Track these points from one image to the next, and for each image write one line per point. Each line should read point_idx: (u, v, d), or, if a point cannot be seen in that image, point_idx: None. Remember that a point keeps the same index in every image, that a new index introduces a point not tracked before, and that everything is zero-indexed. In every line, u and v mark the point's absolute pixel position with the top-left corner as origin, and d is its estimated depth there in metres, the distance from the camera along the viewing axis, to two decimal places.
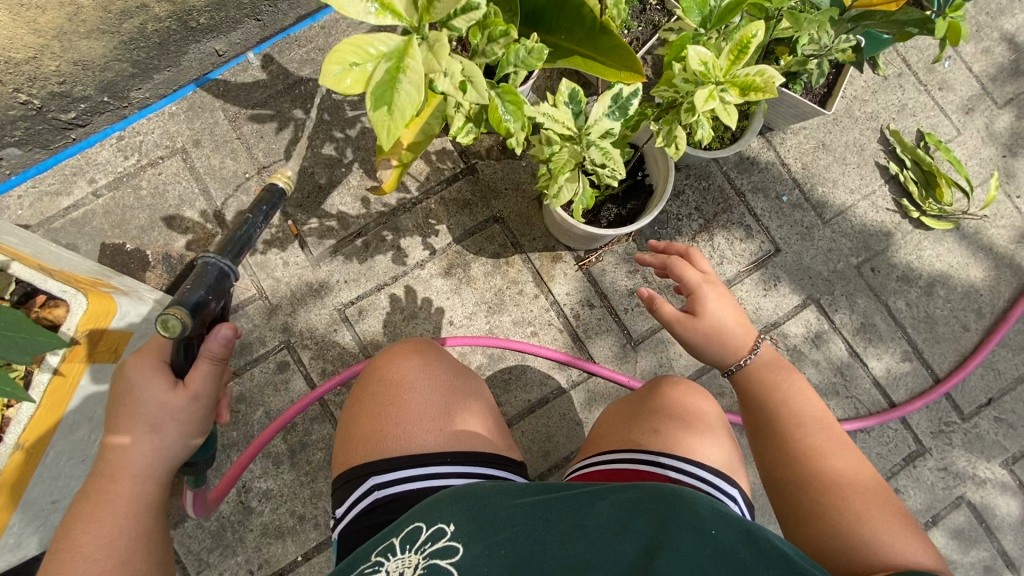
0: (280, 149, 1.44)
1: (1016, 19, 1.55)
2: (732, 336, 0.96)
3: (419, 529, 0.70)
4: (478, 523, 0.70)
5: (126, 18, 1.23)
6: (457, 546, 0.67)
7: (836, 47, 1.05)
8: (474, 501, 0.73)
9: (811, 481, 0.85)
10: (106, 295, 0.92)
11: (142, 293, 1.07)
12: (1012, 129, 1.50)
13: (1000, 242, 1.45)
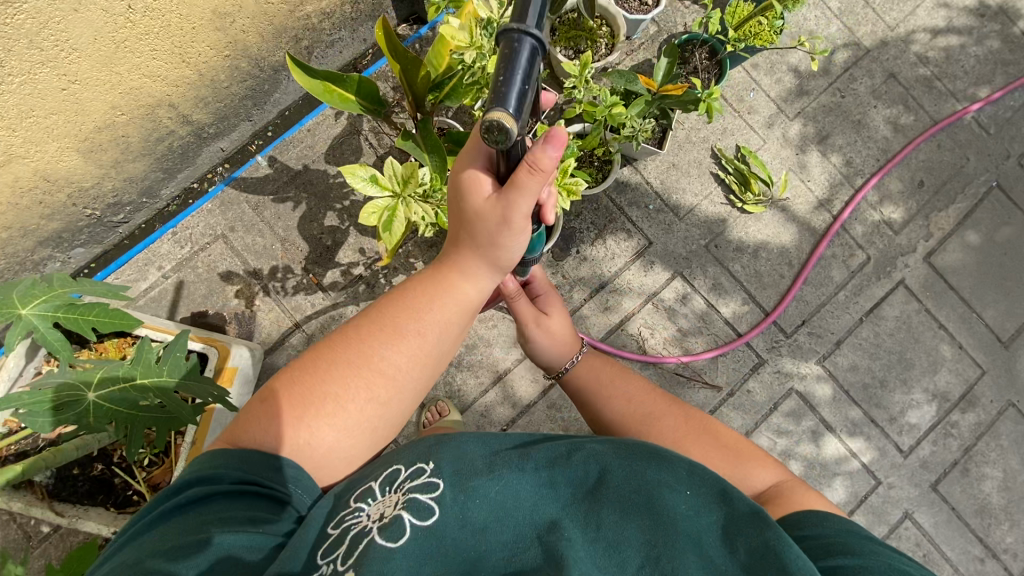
0: (294, 223, 1.98)
1: (798, 54, 2.19)
2: (565, 343, 1.47)
3: (400, 473, 0.88)
4: (456, 464, 0.87)
5: (161, 141, 1.80)
6: (437, 484, 0.83)
7: (643, 128, 1.65)
8: (467, 450, 0.92)
9: (649, 423, 1.22)
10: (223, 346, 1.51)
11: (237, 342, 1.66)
12: (802, 133, 2.15)
13: (801, 213, 2.11)
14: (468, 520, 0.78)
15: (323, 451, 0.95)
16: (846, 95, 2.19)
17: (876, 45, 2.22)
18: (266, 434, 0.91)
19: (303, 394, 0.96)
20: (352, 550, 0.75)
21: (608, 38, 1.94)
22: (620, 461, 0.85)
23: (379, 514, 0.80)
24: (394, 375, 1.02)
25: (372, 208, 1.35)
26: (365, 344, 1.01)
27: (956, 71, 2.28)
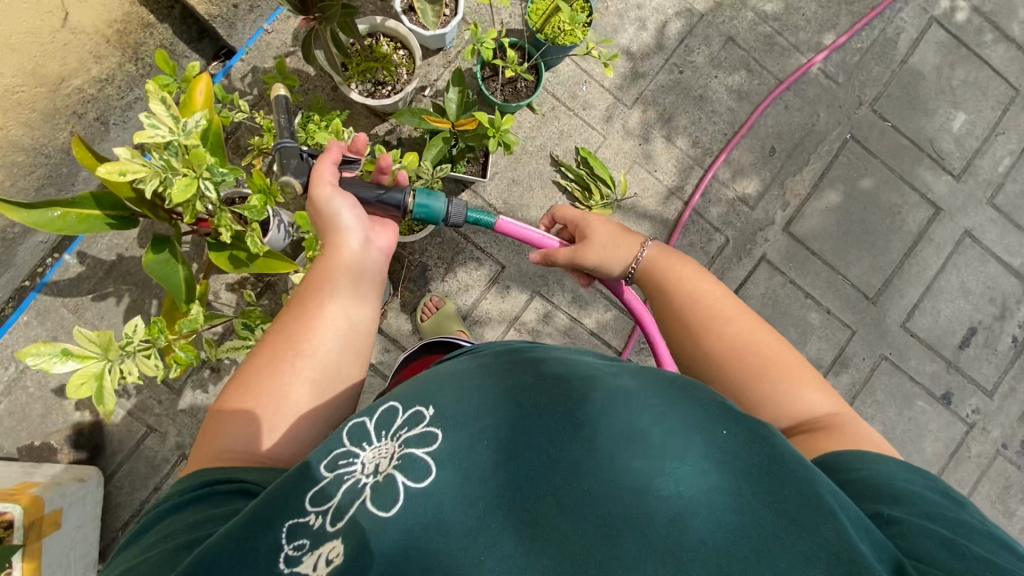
0: (121, 319, 1.86)
1: (627, 33, 2.03)
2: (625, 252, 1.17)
3: (398, 418, 0.75)
4: (454, 403, 0.73)
5: None
6: (435, 435, 0.69)
7: (436, 176, 1.59)
8: (438, 404, 0.74)
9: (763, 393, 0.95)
10: (35, 494, 1.45)
11: (60, 474, 1.60)
12: (643, 121, 2.04)
13: (653, 206, 2.03)
14: (467, 472, 0.64)
15: (266, 425, 0.91)
16: (684, 69, 2.06)
17: (710, 8, 2.08)
18: (219, 443, 0.88)
19: (239, 396, 0.94)
20: (341, 515, 0.64)
21: (406, 65, 1.78)
22: (646, 404, 0.70)
23: (372, 470, 0.69)
24: (303, 351, 0.99)
25: (78, 375, 1.10)
26: (284, 334, 1.01)
27: (802, 17, 2.13)
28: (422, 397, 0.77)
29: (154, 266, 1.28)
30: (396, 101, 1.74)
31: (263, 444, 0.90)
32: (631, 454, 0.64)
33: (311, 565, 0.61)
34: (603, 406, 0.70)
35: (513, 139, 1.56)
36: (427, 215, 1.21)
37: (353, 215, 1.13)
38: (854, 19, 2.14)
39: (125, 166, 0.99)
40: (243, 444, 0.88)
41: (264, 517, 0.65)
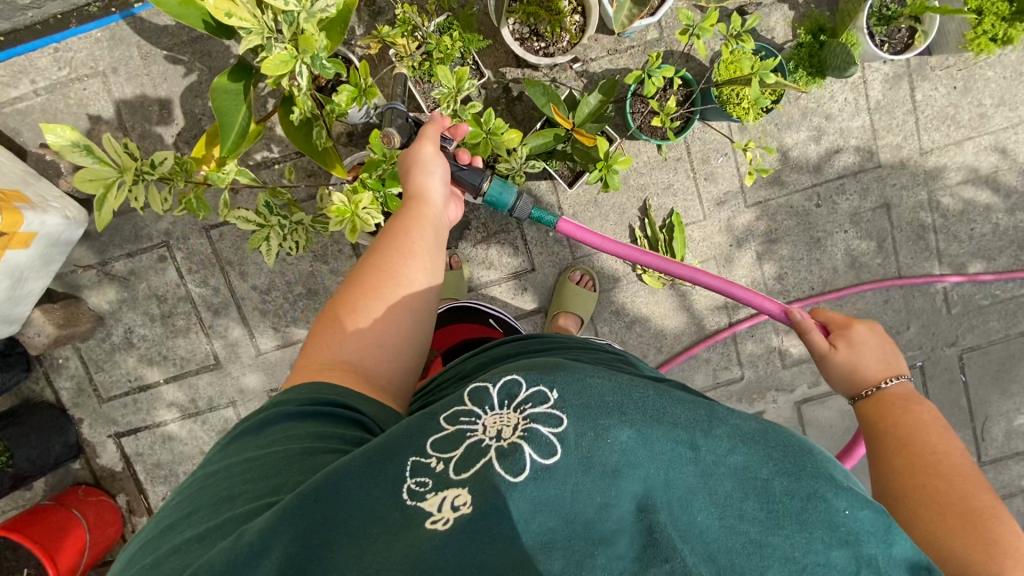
0: (179, 91, 1.82)
1: (797, 135, 1.83)
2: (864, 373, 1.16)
3: (521, 389, 0.77)
4: (581, 393, 0.74)
5: None
6: (561, 419, 0.71)
7: (523, 170, 1.45)
8: (565, 380, 0.76)
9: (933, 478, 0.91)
10: (17, 211, 1.46)
11: (50, 201, 1.60)
12: (748, 226, 1.88)
13: (698, 306, 1.94)
14: (594, 465, 0.68)
15: (374, 351, 1.02)
16: (821, 204, 1.87)
17: (890, 164, 1.85)
18: (326, 354, 1.00)
19: (340, 313, 1.05)
20: (467, 469, 0.71)
21: (572, 35, 1.59)
22: (769, 459, 0.72)
23: (496, 436, 0.73)
24: (396, 293, 1.07)
25: (89, 174, 1.12)
26: (369, 281, 1.07)
27: (971, 230, 1.90)
28: (547, 373, 0.79)
29: (220, 95, 1.19)
30: (539, 62, 1.56)
31: (368, 364, 1.01)
32: (750, 503, 0.68)
33: (436, 507, 0.69)
34: (729, 445, 0.72)
35: (616, 183, 1.43)
36: (496, 203, 1.37)
37: (441, 186, 1.20)
38: (1015, 265, 1.92)
39: (233, 8, 0.92)
40: (344, 356, 1.00)
41: (386, 454, 0.74)
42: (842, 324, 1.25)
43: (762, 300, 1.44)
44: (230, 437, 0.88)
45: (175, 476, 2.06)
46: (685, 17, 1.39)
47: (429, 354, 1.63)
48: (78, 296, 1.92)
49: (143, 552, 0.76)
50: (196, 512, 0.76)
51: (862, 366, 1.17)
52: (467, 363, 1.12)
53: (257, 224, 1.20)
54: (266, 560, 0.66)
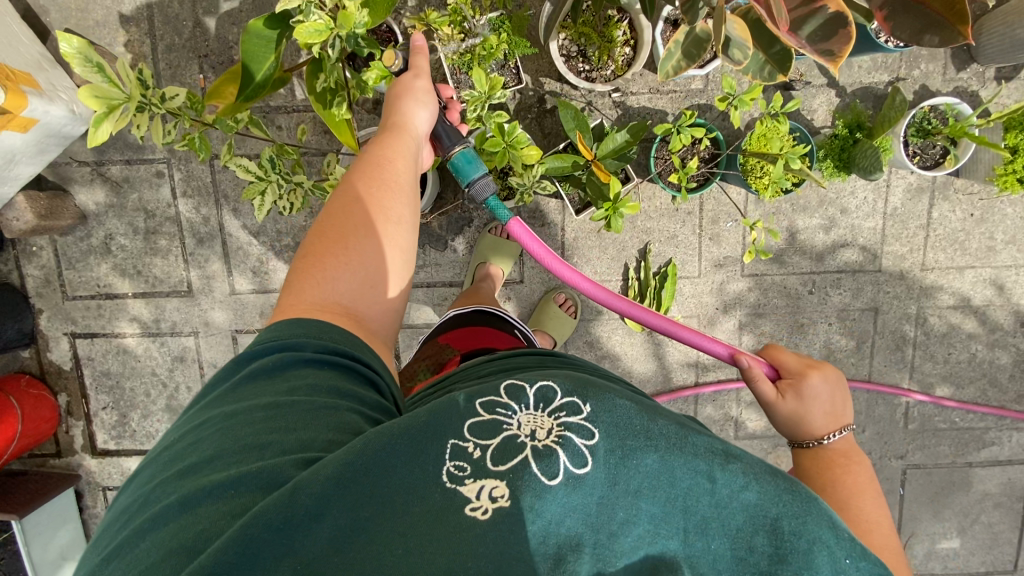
0: (218, 14, 1.78)
1: (808, 220, 1.83)
2: (811, 420, 1.09)
3: (555, 396, 0.79)
4: (614, 416, 0.76)
5: None
6: (594, 432, 0.74)
7: (533, 187, 1.45)
8: (598, 397, 0.78)
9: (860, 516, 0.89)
10: (22, 95, 1.43)
11: (60, 92, 1.57)
12: (739, 295, 1.89)
13: (670, 358, 1.96)
14: (618, 483, 0.71)
15: (361, 291, 1.04)
16: (814, 292, 1.89)
17: (890, 271, 1.87)
18: (316, 292, 1.00)
19: (329, 248, 1.04)
20: (502, 462, 0.72)
21: (618, 66, 1.58)
22: (779, 498, 0.73)
23: (530, 434, 0.75)
24: (384, 229, 1.09)
25: (96, 89, 1.12)
26: (345, 216, 1.07)
27: (949, 354, 1.92)
28: (581, 386, 0.81)
29: (251, 38, 1.16)
30: (579, 84, 1.56)
31: (357, 306, 1.03)
32: (757, 541, 0.70)
33: (474, 493, 0.70)
34: (743, 481, 0.73)
35: (617, 227, 1.42)
36: (459, 172, 1.27)
37: (427, 121, 1.23)
38: (980, 398, 1.95)
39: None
40: (335, 294, 1.01)
41: (423, 435, 0.73)
42: (795, 371, 1.16)
43: (708, 342, 1.30)
44: (238, 380, 0.85)
45: (121, 389, 2.05)
46: (730, 86, 1.33)
47: (444, 350, 1.46)
48: (67, 190, 1.89)
49: (159, 494, 0.72)
50: (219, 458, 0.73)
51: (810, 421, 1.08)
52: (480, 369, 1.07)
53: (256, 176, 1.19)
54: (318, 526, 0.65)
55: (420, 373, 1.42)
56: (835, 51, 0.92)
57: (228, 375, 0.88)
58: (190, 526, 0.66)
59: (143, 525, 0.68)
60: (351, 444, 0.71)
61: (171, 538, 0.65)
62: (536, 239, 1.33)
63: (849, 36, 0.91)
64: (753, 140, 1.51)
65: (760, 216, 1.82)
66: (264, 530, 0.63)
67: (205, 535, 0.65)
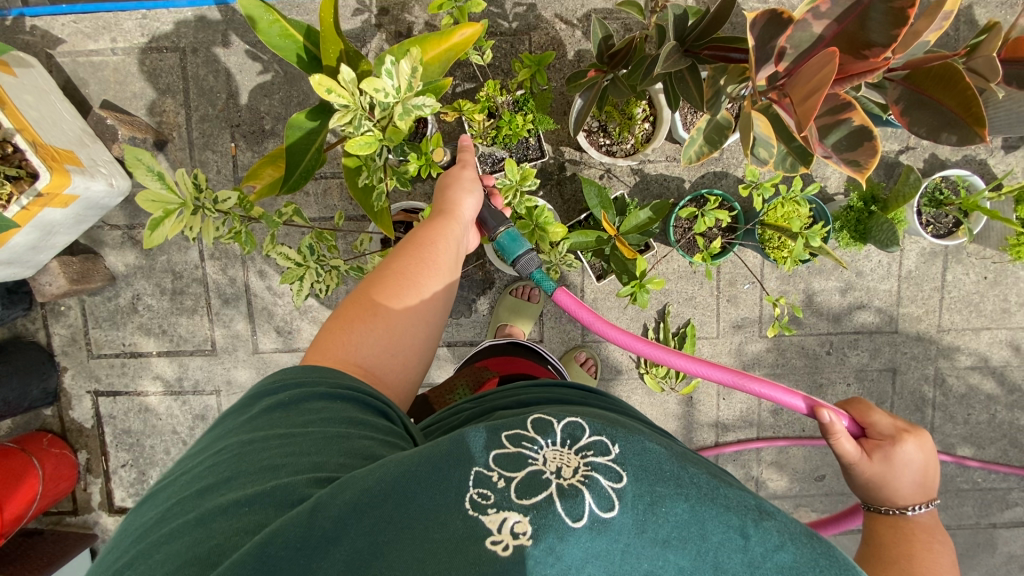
0: (250, 86, 1.86)
1: (826, 283, 1.86)
2: (898, 486, 1.04)
3: (583, 433, 0.73)
4: (644, 460, 0.70)
5: None
6: (621, 475, 0.68)
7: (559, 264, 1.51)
8: (628, 438, 0.72)
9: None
10: (66, 174, 1.54)
11: (100, 167, 1.68)
12: (757, 356, 1.91)
13: (690, 417, 1.97)
14: (645, 531, 0.64)
15: (384, 356, 0.99)
16: (831, 352, 1.90)
17: (907, 333, 1.89)
18: (341, 351, 0.97)
19: (358, 314, 1.01)
20: (528, 497, 0.67)
21: (637, 140, 1.62)
22: (817, 564, 0.65)
23: (555, 471, 0.69)
24: (415, 302, 1.04)
25: (153, 195, 1.21)
26: (380, 286, 1.04)
27: (967, 415, 1.93)
28: (612, 425, 0.75)
29: (293, 132, 1.21)
30: (601, 160, 1.60)
31: (379, 369, 0.99)
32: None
33: (496, 526, 0.65)
34: (777, 540, 0.65)
35: (643, 302, 1.49)
36: (503, 250, 1.29)
37: (474, 207, 1.19)
38: (1001, 457, 1.94)
39: (336, 85, 1.05)
40: (362, 358, 0.97)
41: (445, 464, 0.69)
42: (888, 434, 1.10)
43: (783, 393, 1.19)
44: (255, 411, 0.83)
45: (141, 447, 2.05)
46: (752, 174, 1.42)
47: (482, 371, 1.47)
48: (98, 252, 1.94)
49: (176, 510, 0.69)
50: (236, 478, 0.70)
51: (897, 487, 1.04)
52: (499, 398, 0.99)
53: (295, 262, 1.33)
54: (334, 550, 0.62)
55: (459, 391, 1.41)
56: (860, 163, 0.96)
57: (246, 406, 0.86)
58: (202, 539, 0.63)
59: (157, 538, 0.65)
60: (366, 474, 0.67)
61: (187, 549, 0.62)
62: (585, 307, 1.31)
63: (874, 149, 0.94)
64: (773, 214, 1.55)
65: (776, 280, 1.85)
66: (282, 550, 0.60)
67: (219, 550, 0.62)
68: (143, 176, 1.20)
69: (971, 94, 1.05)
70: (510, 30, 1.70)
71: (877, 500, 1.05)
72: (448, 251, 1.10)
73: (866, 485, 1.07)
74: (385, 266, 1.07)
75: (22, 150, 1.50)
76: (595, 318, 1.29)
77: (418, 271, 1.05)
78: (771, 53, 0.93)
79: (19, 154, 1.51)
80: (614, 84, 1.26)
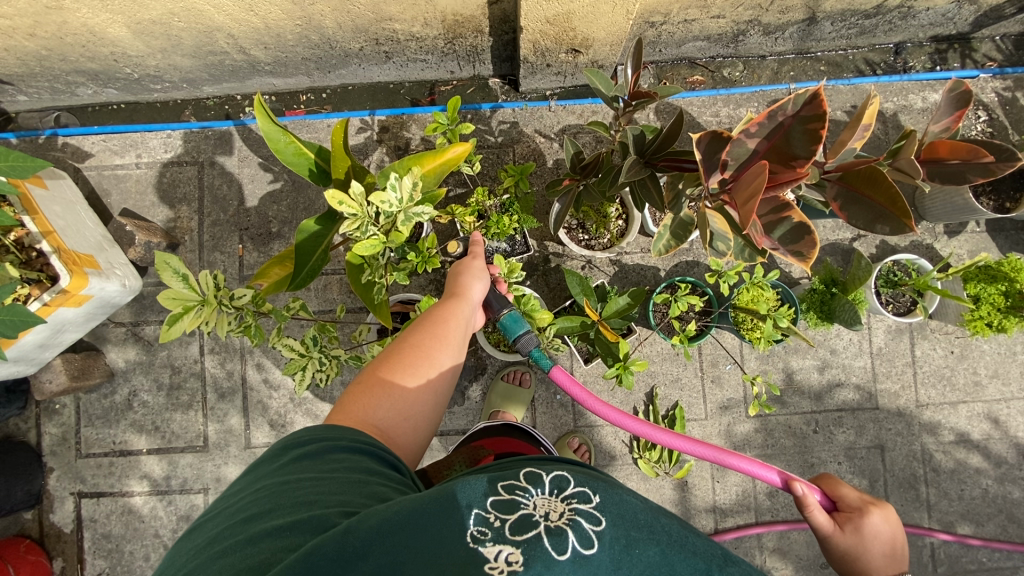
0: (261, 194, 2.04)
1: (803, 361, 1.95)
2: (873, 556, 1.09)
3: (568, 485, 0.79)
4: (621, 508, 0.74)
5: (212, 55, 1.84)
6: (601, 519, 0.71)
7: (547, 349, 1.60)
8: (606, 490, 0.78)
9: None
10: (85, 276, 1.65)
11: (116, 269, 1.80)
12: (746, 436, 1.94)
13: (687, 501, 1.95)
14: (621, 569, 0.67)
15: (399, 420, 1.05)
16: (818, 431, 1.94)
17: (888, 409, 1.95)
18: (360, 412, 1.02)
19: (375, 379, 1.07)
20: (519, 533, 0.69)
21: (613, 236, 1.79)
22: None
23: (543, 515, 0.73)
24: (430, 372, 1.11)
25: (174, 294, 1.30)
26: (396, 356, 1.11)
27: (960, 491, 1.93)
28: (593, 480, 0.81)
29: (304, 235, 1.33)
30: (580, 253, 1.76)
31: (393, 432, 1.04)
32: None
33: (492, 555, 0.67)
34: None
35: (629, 382, 1.55)
36: (507, 330, 1.36)
37: (481, 292, 1.32)
38: (1004, 535, 1.92)
39: (345, 198, 1.19)
40: (380, 420, 1.03)
41: (448, 502, 0.73)
42: (856, 506, 1.14)
43: (761, 468, 1.18)
44: (286, 459, 0.87)
45: (119, 554, 1.96)
46: (716, 264, 1.56)
47: (478, 450, 1.52)
48: (101, 349, 2.00)
49: (221, 536, 0.72)
50: (276, 509, 0.74)
51: (869, 561, 1.08)
52: (489, 467, 1.03)
53: (298, 353, 1.40)
54: (363, 564, 0.65)
55: (454, 467, 1.43)
56: (804, 253, 1.09)
57: (274, 454, 0.90)
58: (249, 557, 0.67)
59: (214, 552, 0.69)
60: (388, 506, 0.72)
61: (237, 563, 0.66)
62: (577, 384, 1.32)
63: (813, 242, 1.08)
64: (743, 298, 1.68)
65: (756, 360, 1.94)
66: (320, 560, 0.64)
67: (269, 561, 0.66)
68: (167, 276, 1.29)
69: (895, 192, 1.22)
70: (496, 143, 1.93)
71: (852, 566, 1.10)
72: (459, 328, 1.19)
73: (842, 555, 1.11)
74: (401, 339, 1.15)
75: (47, 254, 1.62)
76: (587, 394, 1.31)
77: (432, 344, 1.14)
78: (717, 163, 1.11)
79: (44, 259, 1.63)
80: (587, 189, 1.43)
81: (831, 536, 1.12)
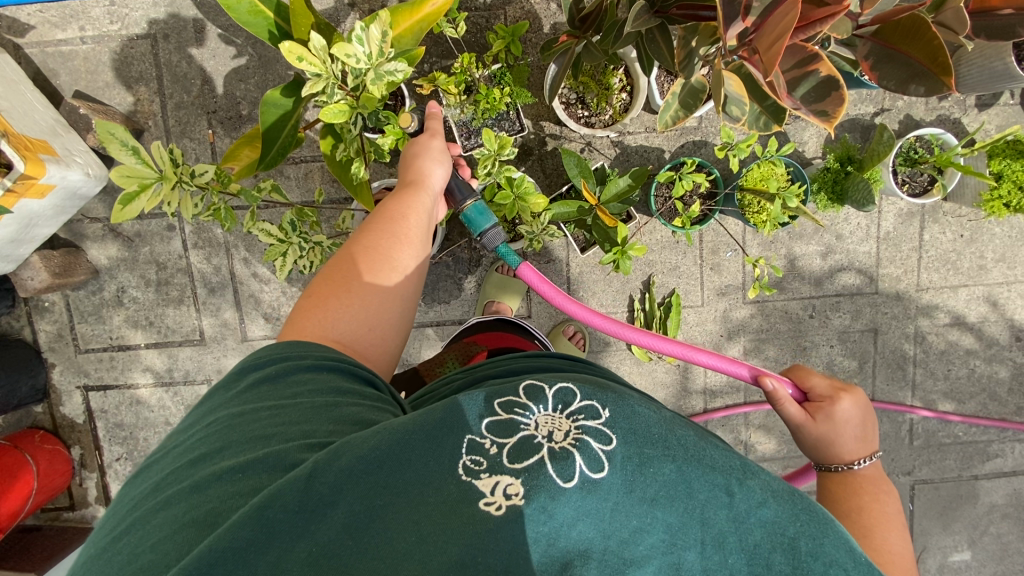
0: (225, 72, 1.84)
1: (807, 247, 1.88)
2: (844, 443, 1.07)
3: (574, 399, 0.77)
4: (635, 424, 0.73)
5: None
6: (611, 437, 0.71)
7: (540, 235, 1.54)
8: (617, 403, 0.76)
9: (866, 514, 0.94)
10: (41, 165, 1.52)
11: (75, 158, 1.66)
12: (742, 321, 1.94)
13: (677, 383, 2.00)
14: (634, 490, 0.67)
15: (365, 331, 1.00)
16: (814, 315, 1.94)
17: (887, 293, 1.92)
18: (320, 326, 0.97)
19: (332, 289, 1.01)
20: (519, 460, 0.70)
21: (616, 111, 1.63)
22: (796, 518, 0.69)
23: (547, 435, 0.72)
24: (391, 275, 1.05)
25: (128, 170, 1.20)
26: (352, 262, 1.04)
27: (947, 371, 1.97)
28: (601, 390, 0.79)
29: (270, 109, 1.20)
30: (579, 131, 1.61)
31: (360, 343, 1.00)
32: (775, 559, 0.66)
33: (489, 489, 0.68)
34: (760, 497, 0.69)
35: (626, 268, 1.50)
36: (470, 223, 1.29)
37: (442, 177, 1.21)
38: (982, 411, 2.00)
39: (306, 53, 1.05)
40: (343, 332, 0.98)
41: (439, 432, 0.72)
42: (827, 394, 1.13)
43: (729, 364, 1.24)
44: (242, 386, 0.85)
45: (134, 440, 2.05)
46: (726, 135, 1.43)
47: (470, 346, 1.52)
48: (80, 246, 1.93)
49: (170, 481, 0.72)
50: (228, 448, 0.73)
51: (841, 444, 1.07)
52: (484, 370, 1.02)
53: (278, 239, 1.34)
54: (332, 513, 0.65)
55: (448, 363, 1.45)
56: (829, 113, 0.97)
57: (232, 381, 0.87)
58: (194, 509, 0.66)
59: (156, 505, 0.69)
60: (364, 439, 0.70)
61: (183, 513, 0.66)
62: (546, 282, 1.32)
63: (841, 98, 0.96)
64: (751, 178, 1.58)
65: (758, 247, 1.88)
66: (279, 513, 0.63)
67: (217, 512, 0.65)
68: (117, 151, 1.20)
69: (938, 45, 1.06)
70: (484, 4, 1.69)
71: (828, 456, 1.08)
72: (419, 223, 1.11)
73: (812, 442, 1.10)
74: (357, 240, 1.07)
75: None
76: (555, 292, 1.31)
77: (393, 246, 1.06)
78: (738, 10, 0.92)
79: None
80: (587, 50, 1.27)
81: (802, 428, 1.11)
